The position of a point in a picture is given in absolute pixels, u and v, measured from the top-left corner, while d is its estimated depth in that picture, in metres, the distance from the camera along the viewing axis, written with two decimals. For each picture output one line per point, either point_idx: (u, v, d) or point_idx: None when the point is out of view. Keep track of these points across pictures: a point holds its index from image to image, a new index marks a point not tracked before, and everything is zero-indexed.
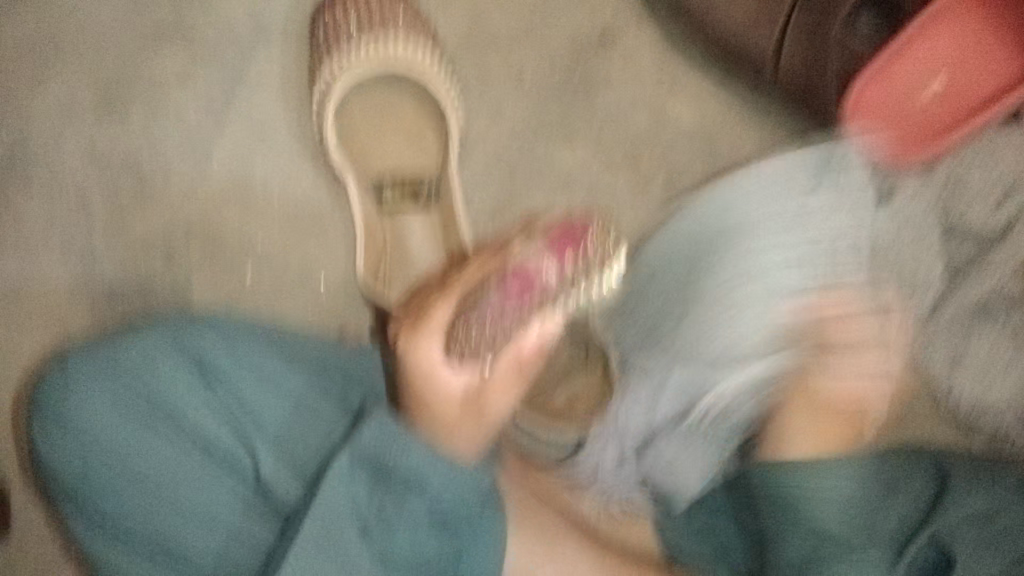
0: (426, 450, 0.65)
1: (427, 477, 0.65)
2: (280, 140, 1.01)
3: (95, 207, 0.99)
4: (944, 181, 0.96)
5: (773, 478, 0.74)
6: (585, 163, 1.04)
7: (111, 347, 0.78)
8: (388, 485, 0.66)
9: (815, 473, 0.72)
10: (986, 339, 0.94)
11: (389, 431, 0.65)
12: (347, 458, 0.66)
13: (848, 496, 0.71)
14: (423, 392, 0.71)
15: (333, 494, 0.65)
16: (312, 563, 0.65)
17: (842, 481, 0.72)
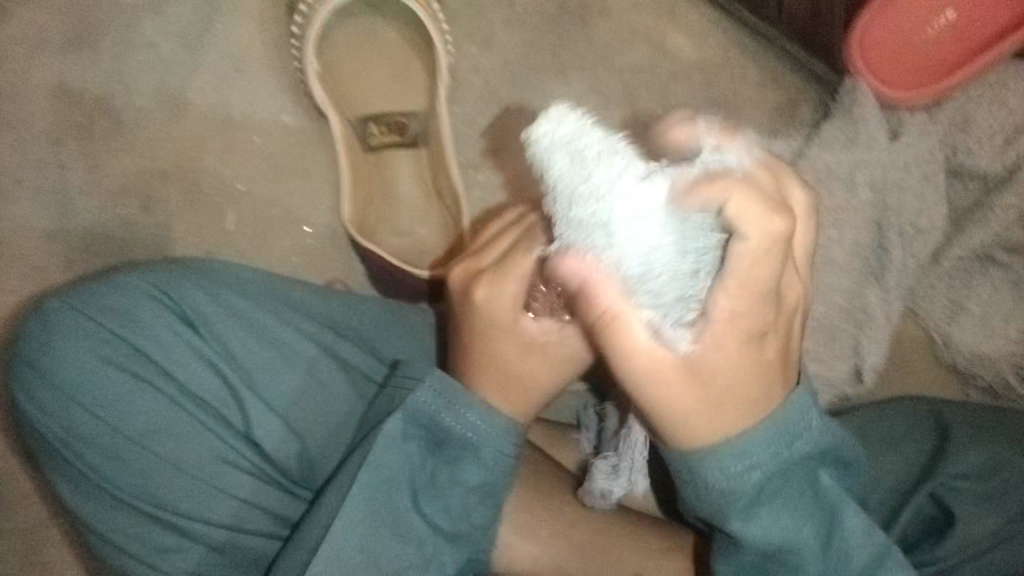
0: (484, 412, 0.61)
1: (484, 439, 0.62)
2: (260, 76, 0.96)
3: (65, 149, 0.94)
4: (950, 122, 0.93)
5: (693, 500, 0.57)
6: (580, 101, 1.00)
7: (88, 295, 0.75)
8: (442, 450, 0.62)
9: (729, 500, 0.55)
10: (986, 286, 0.93)
11: (445, 390, 0.61)
12: (401, 420, 0.61)
13: (770, 491, 0.56)
14: (486, 349, 0.65)
15: (386, 459, 0.61)
16: (361, 532, 0.61)
17: (745, 478, 0.55)
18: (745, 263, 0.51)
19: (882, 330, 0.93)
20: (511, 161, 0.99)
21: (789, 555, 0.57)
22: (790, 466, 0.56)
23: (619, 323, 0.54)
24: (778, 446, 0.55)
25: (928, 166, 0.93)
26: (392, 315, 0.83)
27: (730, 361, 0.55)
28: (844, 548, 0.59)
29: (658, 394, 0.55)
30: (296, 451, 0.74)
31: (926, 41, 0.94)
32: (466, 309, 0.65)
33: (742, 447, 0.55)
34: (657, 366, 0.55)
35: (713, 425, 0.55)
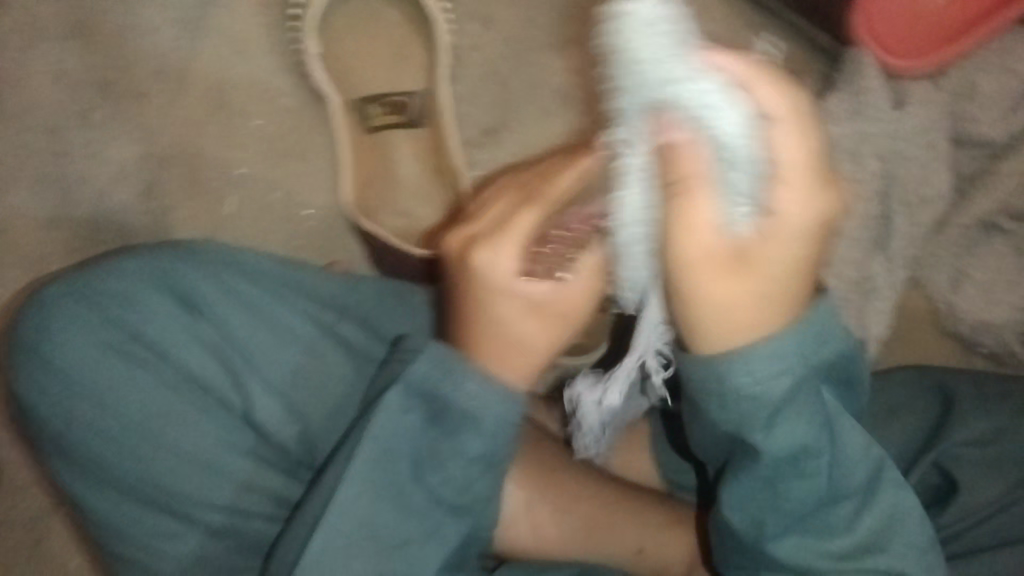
0: (483, 382, 0.60)
1: (484, 409, 0.60)
2: (258, 59, 0.96)
3: (66, 135, 0.94)
4: (955, 91, 0.92)
5: (710, 412, 0.57)
6: (580, 76, 1.00)
7: (88, 280, 0.75)
8: (442, 421, 0.61)
9: (756, 410, 0.55)
10: (992, 256, 0.93)
11: (443, 361, 0.60)
12: (399, 394, 0.61)
13: (792, 403, 0.56)
14: (484, 318, 0.62)
15: (386, 431, 0.61)
16: (362, 503, 0.61)
17: (772, 386, 0.54)
18: (787, 145, 0.50)
19: (885, 301, 0.93)
20: (512, 139, 0.99)
21: (803, 465, 0.58)
22: (809, 379, 0.56)
23: (686, 189, 0.51)
24: (806, 349, 0.55)
25: (931, 133, 0.92)
26: (397, 299, 0.82)
27: (795, 242, 0.52)
28: (846, 470, 0.60)
29: (704, 284, 0.53)
30: (295, 433, 0.75)
31: (932, 7, 0.91)
32: (462, 277, 0.63)
33: (773, 346, 0.54)
34: (715, 250, 0.52)
35: (758, 313, 0.54)
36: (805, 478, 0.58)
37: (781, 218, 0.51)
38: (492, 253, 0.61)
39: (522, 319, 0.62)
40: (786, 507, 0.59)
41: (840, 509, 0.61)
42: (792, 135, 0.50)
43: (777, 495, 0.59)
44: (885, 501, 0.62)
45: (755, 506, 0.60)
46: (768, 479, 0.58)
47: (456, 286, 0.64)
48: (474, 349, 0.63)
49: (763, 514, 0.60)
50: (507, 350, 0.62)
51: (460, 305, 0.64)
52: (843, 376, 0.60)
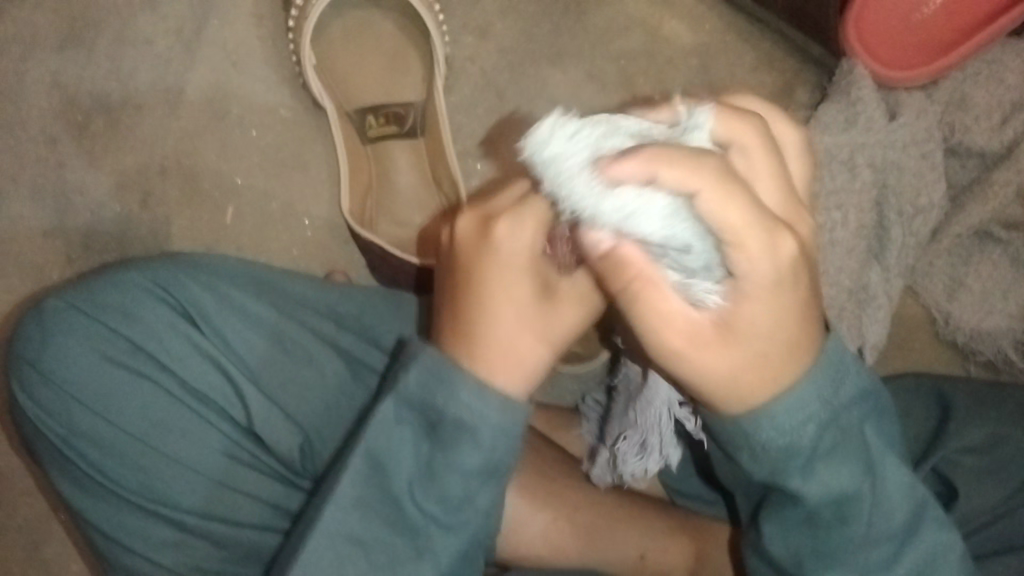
0: (477, 390, 0.56)
1: (480, 421, 0.56)
2: (256, 70, 0.96)
3: (63, 147, 0.94)
4: (946, 101, 0.93)
5: (748, 466, 0.56)
6: (576, 87, 1.00)
7: (90, 292, 0.74)
8: (437, 434, 0.57)
9: (788, 459, 0.54)
10: (986, 265, 0.94)
11: (436, 369, 0.56)
12: (392, 405, 0.58)
13: (825, 450, 0.55)
14: (497, 299, 0.58)
15: (378, 443, 0.58)
16: (352, 520, 0.58)
17: (803, 438, 0.54)
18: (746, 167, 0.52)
19: (883, 309, 0.93)
20: (509, 149, 0.99)
21: (845, 507, 0.57)
22: (847, 422, 0.56)
23: (648, 290, 0.50)
24: (825, 392, 0.54)
25: (926, 144, 0.93)
26: (390, 301, 0.82)
27: (773, 293, 0.50)
28: (889, 510, 0.58)
29: (699, 364, 0.52)
30: (299, 443, 0.74)
31: (922, 20, 0.92)
32: (475, 254, 0.59)
33: (790, 402, 0.53)
34: (690, 334, 0.51)
35: (756, 386, 0.53)
36: (848, 525, 0.57)
37: (749, 287, 0.50)
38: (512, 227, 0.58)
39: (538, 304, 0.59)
40: (828, 550, 0.58)
41: (880, 548, 0.58)
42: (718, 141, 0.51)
43: (819, 545, 0.58)
44: (927, 540, 0.59)
45: (795, 545, 0.59)
46: (806, 521, 0.57)
47: (462, 268, 0.60)
48: (483, 336, 0.58)
49: (803, 553, 0.58)
50: (523, 334, 0.58)
51: (465, 288, 0.60)
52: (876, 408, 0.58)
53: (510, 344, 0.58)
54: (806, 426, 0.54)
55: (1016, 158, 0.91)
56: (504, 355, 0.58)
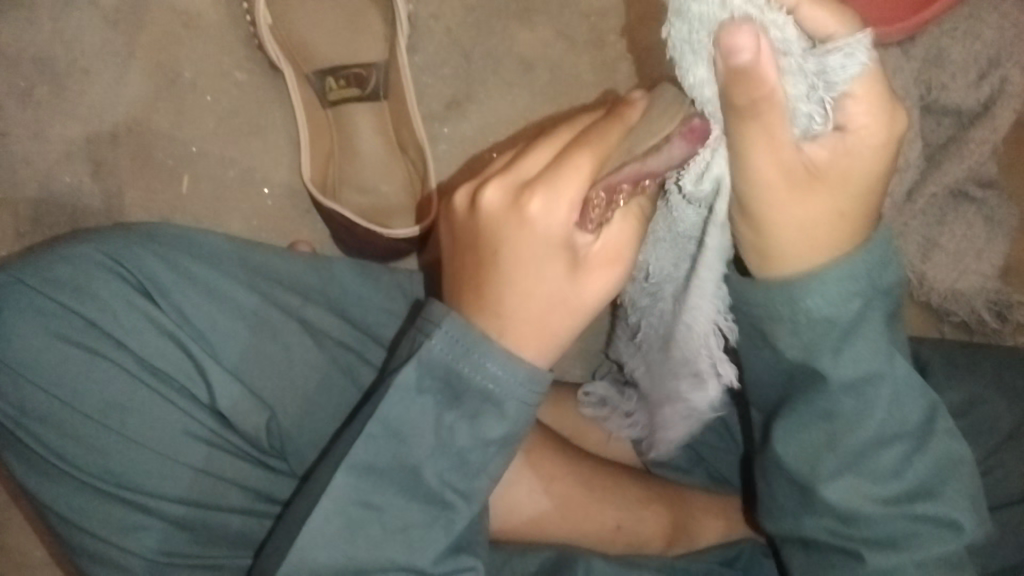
0: (506, 360, 0.53)
1: (507, 390, 0.54)
2: (209, 31, 0.91)
3: (7, 115, 0.90)
4: (924, 57, 0.92)
5: (777, 340, 0.54)
6: (545, 46, 0.96)
7: (41, 266, 0.71)
8: (460, 403, 0.54)
9: (825, 328, 0.52)
10: (962, 224, 0.93)
11: (463, 338, 0.53)
12: (415, 372, 0.54)
13: (862, 327, 0.53)
14: (529, 277, 0.55)
15: (395, 411, 0.54)
16: (360, 488, 0.55)
17: (845, 308, 0.52)
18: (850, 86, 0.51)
19: None
20: (476, 112, 0.95)
21: (869, 398, 0.54)
22: (875, 312, 0.53)
23: (767, 111, 0.49)
24: (874, 273, 0.52)
25: (903, 102, 0.91)
26: (362, 275, 0.80)
27: (866, 171, 0.53)
28: (907, 415, 0.55)
29: (785, 201, 0.52)
30: (264, 422, 0.71)
31: None
32: (505, 231, 0.55)
33: (843, 268, 0.52)
34: (780, 175, 0.52)
35: (818, 245, 0.53)
36: (863, 420, 0.54)
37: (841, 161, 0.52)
38: (547, 203, 0.54)
39: (569, 280, 0.56)
40: (848, 448, 0.55)
41: (894, 454, 0.55)
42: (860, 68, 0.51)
43: (834, 443, 0.55)
44: (939, 447, 0.56)
45: (812, 446, 0.56)
46: (825, 416, 0.55)
47: (488, 240, 0.56)
48: (513, 311, 0.55)
49: (820, 454, 0.56)
50: (551, 312, 0.56)
51: (494, 264, 0.56)
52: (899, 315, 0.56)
53: (541, 317, 0.55)
54: (852, 296, 0.52)
55: (992, 116, 0.91)
56: (533, 329, 0.55)
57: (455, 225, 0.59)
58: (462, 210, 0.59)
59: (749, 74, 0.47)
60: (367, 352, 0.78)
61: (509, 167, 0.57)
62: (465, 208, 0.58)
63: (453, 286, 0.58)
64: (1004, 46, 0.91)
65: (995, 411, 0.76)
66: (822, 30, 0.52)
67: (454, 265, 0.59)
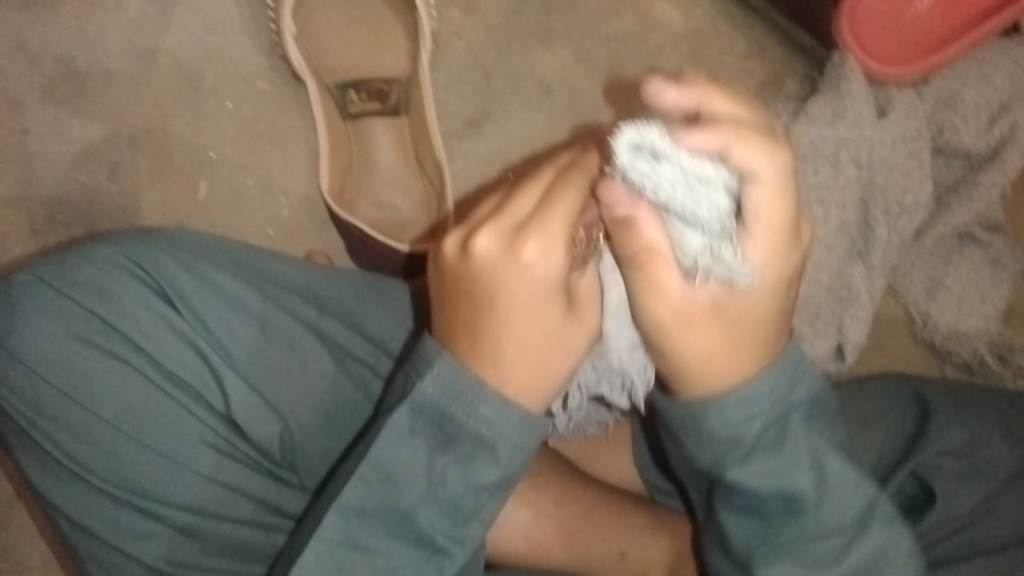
0: (501, 406, 0.53)
1: (501, 436, 0.53)
2: (233, 38, 0.92)
3: (28, 112, 0.90)
4: (937, 99, 0.94)
5: (692, 451, 0.58)
6: (565, 70, 0.97)
7: (63, 265, 0.71)
8: (453, 448, 0.54)
9: (730, 447, 0.56)
10: (967, 265, 0.94)
11: (454, 380, 0.53)
12: (407, 414, 0.54)
13: (768, 445, 0.56)
14: (527, 324, 0.55)
15: (388, 453, 0.54)
16: (353, 530, 0.54)
17: (745, 429, 0.56)
18: (763, 207, 0.51)
19: (865, 309, 0.92)
20: (495, 131, 0.96)
21: (793, 504, 0.57)
22: (795, 420, 0.57)
23: (649, 259, 0.53)
24: (776, 392, 0.56)
25: (916, 142, 0.93)
26: (377, 291, 0.79)
27: (767, 302, 0.55)
28: (838, 508, 0.58)
29: (682, 344, 0.56)
30: (277, 433, 0.71)
31: (920, 12, 0.91)
32: (502, 278, 0.55)
33: (744, 394, 0.55)
34: (678, 312, 0.55)
35: (738, 364, 0.56)
36: (797, 517, 0.58)
37: (731, 301, 0.55)
38: (539, 249, 0.54)
39: (562, 320, 0.57)
40: (781, 544, 0.58)
41: (830, 545, 0.58)
42: (768, 195, 0.51)
43: (766, 536, 0.58)
44: (879, 535, 0.59)
45: (749, 537, 0.58)
46: (749, 512, 0.58)
47: (482, 289, 0.55)
48: (514, 356, 0.55)
49: (757, 546, 0.58)
50: (548, 352, 0.56)
51: (490, 311, 0.55)
52: (822, 411, 0.59)
53: (539, 360, 0.55)
54: (752, 417, 0.56)
55: (1002, 160, 0.92)
56: (532, 374, 0.55)
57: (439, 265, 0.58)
58: (446, 257, 0.57)
59: (629, 226, 0.52)
60: (379, 365, 0.77)
61: (499, 210, 0.56)
62: (456, 254, 0.56)
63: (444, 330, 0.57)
64: (1015, 93, 0.93)
65: (997, 453, 0.77)
66: (746, 168, 0.50)
67: (444, 308, 0.57)
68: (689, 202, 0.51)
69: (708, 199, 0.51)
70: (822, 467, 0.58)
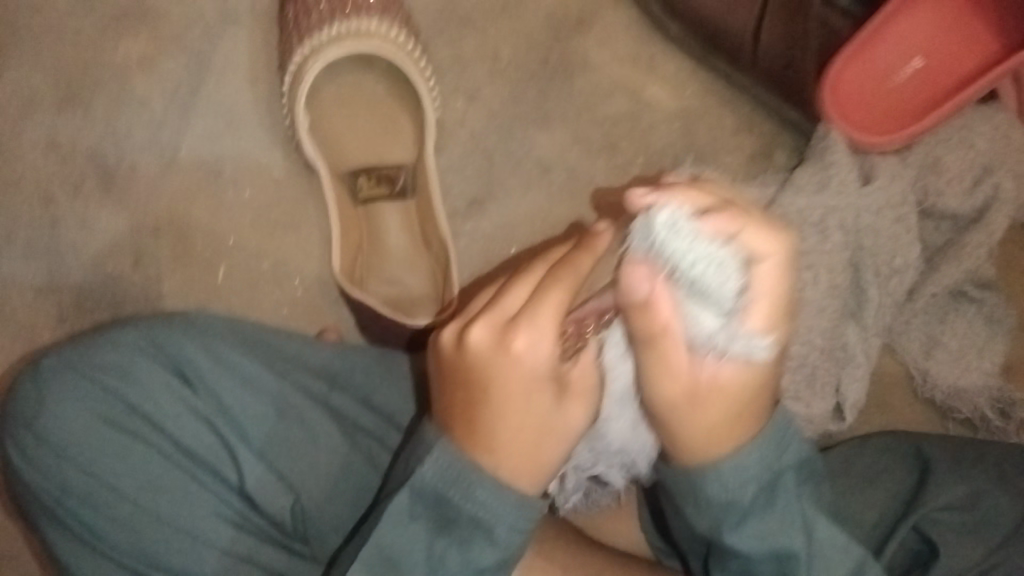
0: (495, 489, 0.57)
1: (496, 519, 0.57)
2: (249, 131, 0.98)
3: (58, 206, 0.96)
4: (920, 165, 0.98)
5: (688, 513, 0.64)
6: (563, 150, 1.03)
7: (89, 351, 0.76)
8: (452, 530, 0.58)
9: (727, 510, 0.62)
10: (961, 322, 0.97)
11: (451, 466, 0.57)
12: (407, 499, 0.58)
13: (758, 509, 0.62)
14: (519, 411, 0.59)
15: (390, 538, 0.59)
16: None
17: (739, 495, 0.62)
18: (768, 287, 0.58)
19: (861, 368, 0.95)
20: (497, 210, 1.01)
21: (784, 564, 0.63)
22: (784, 481, 0.63)
23: (664, 335, 0.59)
24: (767, 457, 0.62)
25: (901, 208, 0.96)
26: (384, 368, 0.83)
27: (765, 376, 0.61)
28: (825, 564, 0.64)
29: (691, 417, 0.61)
30: (290, 505, 0.74)
31: (896, 87, 0.98)
32: (496, 368, 0.58)
33: (739, 463, 0.61)
34: (688, 383, 0.61)
35: (735, 433, 0.62)
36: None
37: (734, 377, 0.60)
38: (530, 338, 0.58)
39: (555, 406, 0.60)
40: None
41: None
42: (774, 276, 0.58)
43: None
44: None
45: None
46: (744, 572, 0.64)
47: (476, 378, 0.59)
48: (509, 443, 0.59)
49: None
50: (541, 439, 0.60)
51: (484, 399, 0.59)
52: (810, 472, 0.65)
53: (534, 446, 0.59)
54: (745, 483, 0.62)
55: (986, 222, 0.95)
56: (525, 459, 0.59)
57: (437, 355, 0.61)
58: (443, 347, 0.61)
59: (647, 306, 0.58)
60: (387, 438, 0.80)
61: (494, 302, 0.61)
62: (451, 345, 0.60)
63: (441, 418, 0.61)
64: (997, 155, 0.96)
65: (998, 506, 0.77)
66: (756, 252, 0.57)
67: (441, 396, 0.61)
68: (710, 285, 0.56)
69: (723, 283, 0.57)
70: (810, 526, 0.64)
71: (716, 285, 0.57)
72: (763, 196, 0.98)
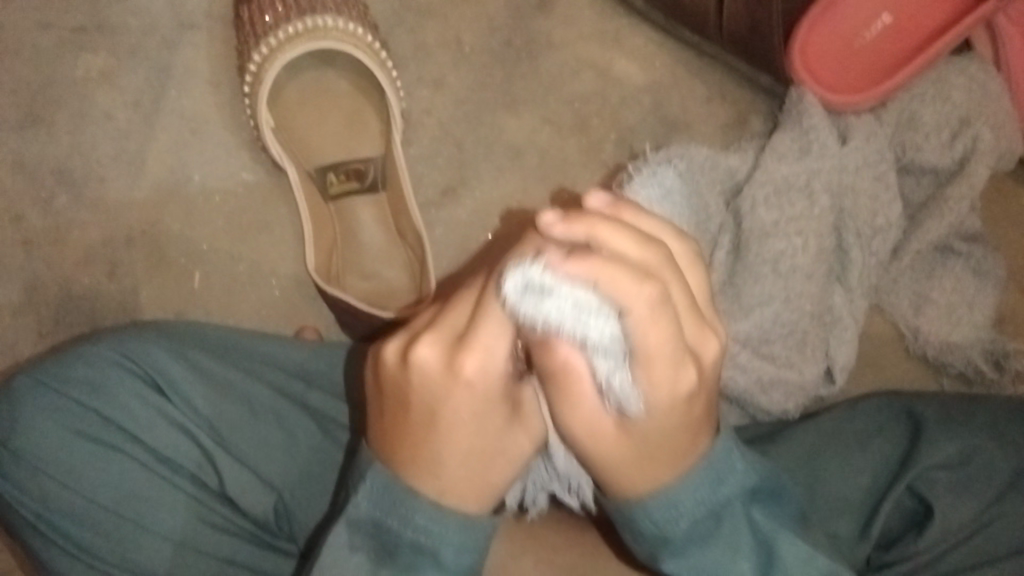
0: (434, 513, 0.55)
1: (440, 543, 0.55)
2: (215, 135, 0.98)
3: (29, 223, 0.95)
4: (896, 123, 0.96)
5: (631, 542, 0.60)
6: (533, 133, 1.02)
7: (62, 366, 0.75)
8: (394, 560, 0.55)
9: (663, 545, 0.58)
10: (949, 278, 0.95)
11: (388, 489, 0.56)
12: (345, 530, 0.56)
13: (701, 538, 0.58)
14: (466, 432, 0.57)
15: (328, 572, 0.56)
16: None
17: (673, 528, 0.57)
18: (646, 332, 0.51)
19: (850, 330, 0.94)
20: (471, 197, 1.00)
21: None
22: (730, 511, 0.58)
23: (559, 381, 0.54)
24: (704, 493, 0.57)
25: (879, 166, 0.95)
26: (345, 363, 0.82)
27: (674, 418, 0.55)
28: None
29: (612, 464, 0.57)
30: (272, 505, 0.74)
31: (867, 45, 0.95)
32: (440, 390, 0.56)
33: (672, 499, 0.57)
34: (598, 431, 0.56)
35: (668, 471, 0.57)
36: None
37: (637, 421, 0.55)
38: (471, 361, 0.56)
39: (502, 426, 0.58)
40: None
41: None
42: (648, 320, 0.50)
43: None
44: None
45: None
46: None
47: (419, 401, 0.57)
48: (451, 466, 0.57)
49: None
50: (484, 463, 0.58)
51: (427, 423, 0.57)
52: (767, 492, 0.60)
53: (477, 471, 0.57)
54: (685, 514, 0.57)
55: (968, 174, 0.94)
56: (469, 484, 0.57)
57: (380, 372, 0.59)
58: (385, 366, 0.59)
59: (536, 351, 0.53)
60: None
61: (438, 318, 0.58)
62: (394, 362, 0.58)
63: (384, 440, 0.58)
64: (974, 106, 0.94)
65: (992, 463, 0.76)
66: (621, 297, 0.50)
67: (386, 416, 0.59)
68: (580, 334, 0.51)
69: (593, 330, 0.51)
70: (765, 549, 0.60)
71: (587, 334, 0.51)
72: (746, 160, 0.97)
